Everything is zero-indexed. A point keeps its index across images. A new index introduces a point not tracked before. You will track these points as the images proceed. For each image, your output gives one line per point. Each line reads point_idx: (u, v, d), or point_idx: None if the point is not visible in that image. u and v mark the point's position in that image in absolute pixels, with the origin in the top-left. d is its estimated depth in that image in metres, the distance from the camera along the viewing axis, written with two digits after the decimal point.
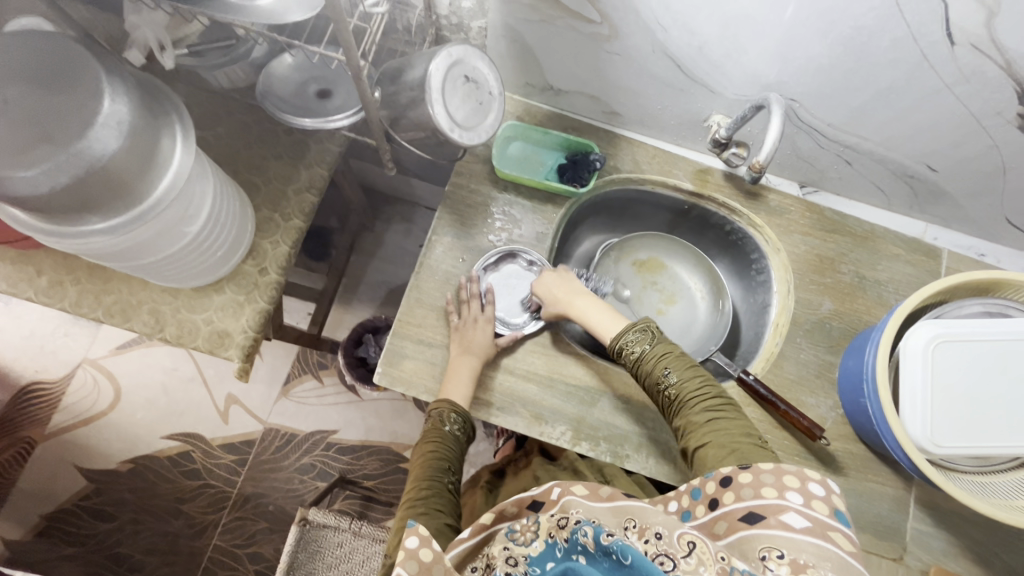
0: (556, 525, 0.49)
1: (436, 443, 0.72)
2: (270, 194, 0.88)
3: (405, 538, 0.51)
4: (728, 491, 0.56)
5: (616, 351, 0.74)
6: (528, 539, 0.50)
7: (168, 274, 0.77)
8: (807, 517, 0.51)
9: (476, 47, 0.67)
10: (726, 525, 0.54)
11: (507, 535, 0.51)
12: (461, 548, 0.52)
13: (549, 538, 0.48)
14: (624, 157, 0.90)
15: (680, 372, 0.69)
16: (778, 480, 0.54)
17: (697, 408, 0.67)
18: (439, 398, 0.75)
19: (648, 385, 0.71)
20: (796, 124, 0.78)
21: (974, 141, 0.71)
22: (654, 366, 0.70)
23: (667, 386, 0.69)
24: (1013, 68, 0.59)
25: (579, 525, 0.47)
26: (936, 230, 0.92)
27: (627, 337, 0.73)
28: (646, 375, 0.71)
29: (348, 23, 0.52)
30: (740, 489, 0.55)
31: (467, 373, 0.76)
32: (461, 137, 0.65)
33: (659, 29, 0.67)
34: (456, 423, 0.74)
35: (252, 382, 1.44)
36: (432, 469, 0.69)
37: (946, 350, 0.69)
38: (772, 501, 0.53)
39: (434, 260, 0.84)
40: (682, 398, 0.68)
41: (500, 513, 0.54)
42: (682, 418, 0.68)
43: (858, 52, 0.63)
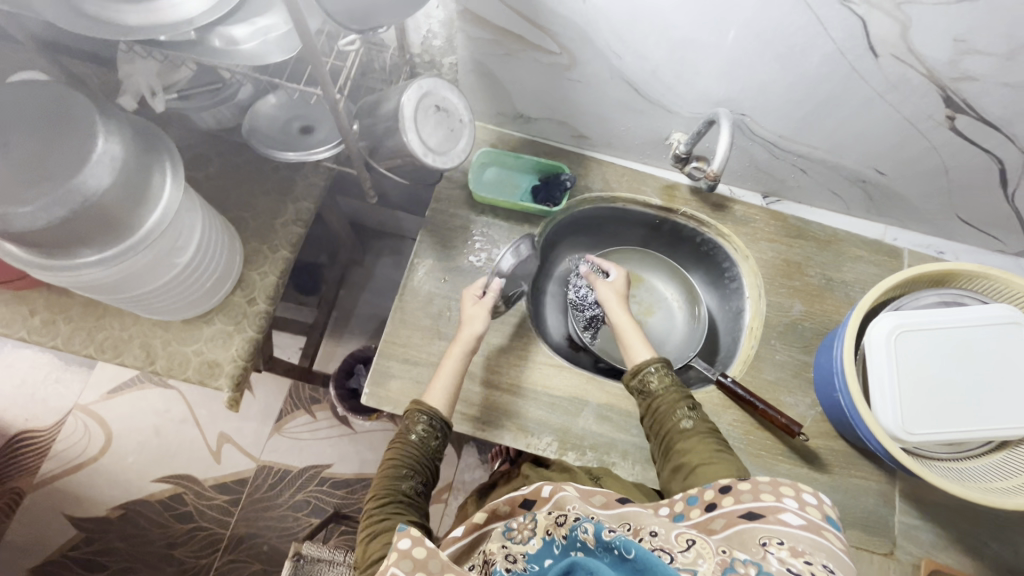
0: (554, 523, 0.54)
1: (401, 444, 0.71)
2: (259, 228, 0.92)
3: (397, 540, 0.53)
4: (727, 496, 0.58)
5: (635, 375, 0.77)
6: (526, 536, 0.55)
7: (157, 306, 0.79)
8: (803, 517, 0.53)
9: (445, 80, 0.73)
10: (723, 522, 0.56)
11: (506, 534, 0.57)
12: (453, 546, 0.63)
13: (547, 535, 0.53)
14: (595, 177, 0.95)
15: (697, 413, 0.72)
16: (775, 486, 0.56)
17: (709, 441, 0.68)
18: (415, 402, 0.74)
19: (663, 414, 0.72)
20: (749, 137, 0.84)
21: (914, 144, 0.76)
22: (675, 400, 0.73)
23: (684, 420, 0.71)
24: (934, 74, 0.64)
25: (579, 523, 0.50)
26: (895, 231, 0.97)
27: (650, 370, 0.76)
28: (665, 405, 0.73)
29: (323, 64, 0.57)
30: (739, 494, 0.57)
31: (453, 377, 0.77)
32: (435, 161, 0.70)
33: (614, 57, 0.73)
34: (421, 422, 0.72)
35: (244, 419, 1.44)
36: (393, 470, 0.69)
37: (908, 339, 0.73)
38: (767, 504, 0.55)
39: (417, 282, 0.88)
40: (694, 430, 0.70)
41: (492, 513, 0.64)
42: (689, 447, 0.68)
43: (794, 67, 0.68)
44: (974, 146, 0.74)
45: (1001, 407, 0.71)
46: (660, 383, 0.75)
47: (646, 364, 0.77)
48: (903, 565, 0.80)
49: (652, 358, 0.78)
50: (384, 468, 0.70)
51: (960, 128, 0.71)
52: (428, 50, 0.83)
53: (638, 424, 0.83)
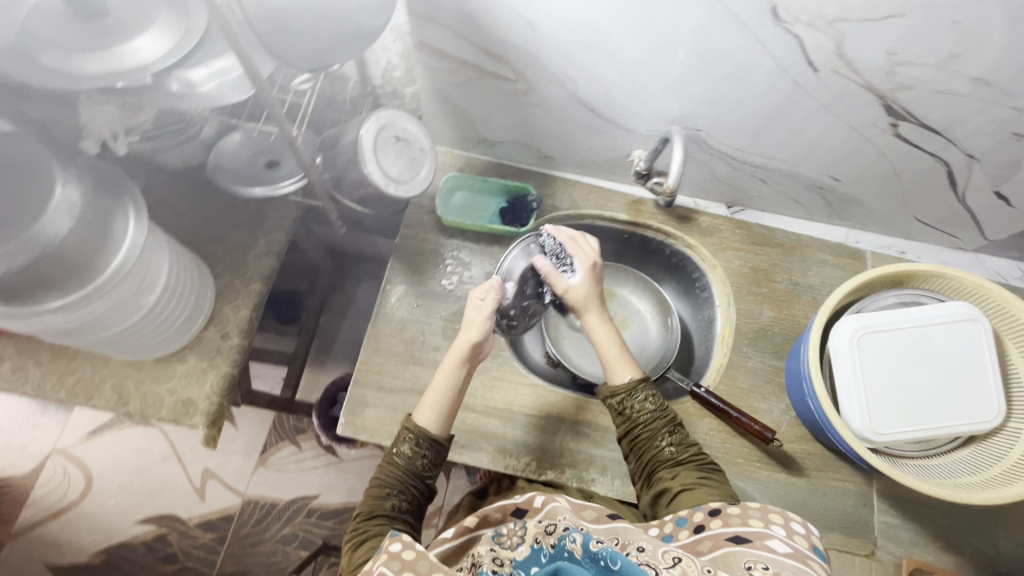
0: (543, 531, 0.56)
1: (389, 461, 0.72)
2: (231, 262, 0.91)
3: (389, 544, 0.55)
4: (716, 518, 0.59)
5: (615, 397, 0.76)
6: (514, 543, 0.56)
7: (129, 347, 0.80)
8: (790, 545, 0.53)
9: (405, 111, 0.75)
10: (710, 544, 0.56)
11: (495, 538, 0.58)
12: (442, 546, 0.64)
13: (535, 543, 0.54)
14: (562, 196, 0.97)
15: (677, 438, 0.74)
16: (764, 513, 0.57)
17: (692, 468, 0.71)
18: (408, 418, 0.75)
19: (645, 440, 0.74)
20: (707, 150, 0.86)
21: (863, 150, 0.79)
22: (656, 427, 0.74)
23: (664, 447, 0.73)
24: (872, 86, 0.67)
25: (568, 534, 0.51)
26: (857, 233, 1.00)
27: (634, 394, 0.76)
28: (647, 430, 0.74)
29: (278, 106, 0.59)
30: (728, 517, 0.58)
31: (448, 392, 0.75)
32: (397, 190, 0.71)
33: (568, 81, 0.75)
34: (407, 440, 0.73)
35: (228, 454, 1.42)
36: (378, 487, 0.70)
37: (870, 341, 0.74)
38: (754, 530, 0.55)
39: (390, 309, 0.88)
40: (676, 456, 0.72)
41: (484, 518, 0.66)
42: (671, 473, 0.70)
43: (741, 84, 0.71)
44: (919, 151, 0.77)
45: (967, 402, 0.72)
46: (641, 407, 0.75)
47: (625, 387, 0.76)
48: (884, 565, 0.81)
49: (632, 380, 0.77)
50: (371, 485, 0.71)
51: (904, 134, 0.74)
52: (390, 81, 0.85)
53: (615, 439, 0.84)
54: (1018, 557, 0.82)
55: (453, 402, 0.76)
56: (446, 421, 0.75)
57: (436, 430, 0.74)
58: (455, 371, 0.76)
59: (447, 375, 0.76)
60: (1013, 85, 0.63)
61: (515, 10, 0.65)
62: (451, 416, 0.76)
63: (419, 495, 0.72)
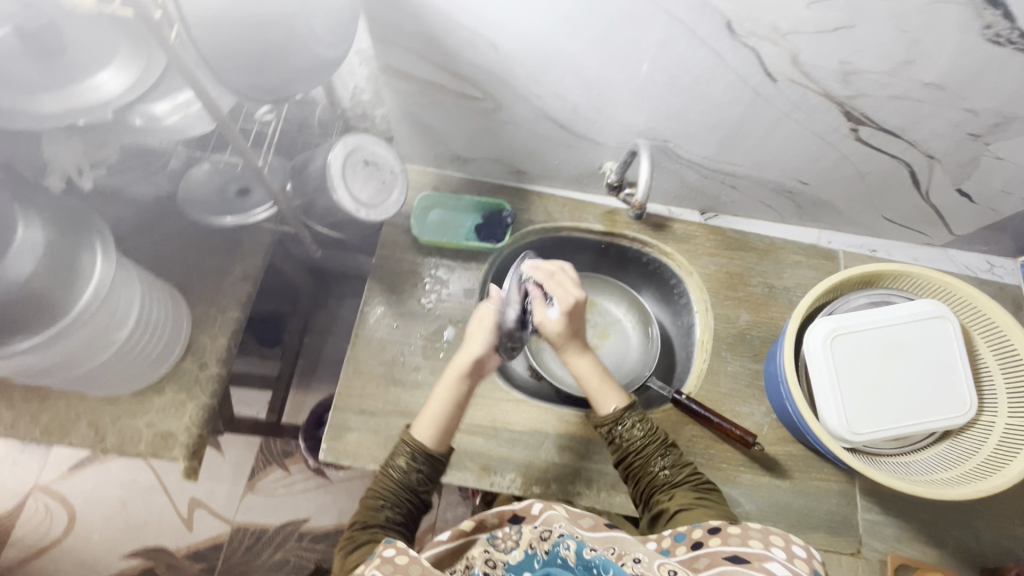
0: (539, 536, 0.56)
1: (384, 473, 0.73)
2: (207, 290, 0.90)
3: (384, 548, 0.54)
4: (715, 536, 0.58)
5: (605, 426, 0.77)
6: (508, 546, 0.56)
7: (103, 382, 0.78)
8: (789, 568, 0.51)
9: (374, 135, 0.75)
10: (707, 562, 0.56)
11: (489, 540, 0.58)
12: (437, 549, 0.58)
13: (529, 548, 0.55)
14: (537, 209, 0.97)
15: (671, 460, 0.75)
16: (765, 535, 0.55)
17: (687, 488, 0.71)
18: (406, 432, 0.76)
19: (639, 466, 0.75)
20: (676, 160, 0.87)
21: (828, 155, 0.81)
22: (650, 452, 0.75)
23: (659, 470, 0.74)
24: (830, 93, 0.68)
25: (561, 540, 0.54)
26: (829, 234, 1.01)
27: (624, 421, 0.77)
28: (640, 456, 0.75)
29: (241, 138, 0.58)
30: (728, 536, 0.57)
31: (448, 406, 0.75)
32: (368, 215, 0.71)
33: (535, 98, 0.76)
34: (403, 454, 0.73)
35: (215, 481, 1.40)
36: (372, 498, 0.70)
37: (843, 343, 0.75)
38: (754, 551, 0.54)
39: (369, 331, 0.88)
40: (672, 479, 0.73)
41: (481, 523, 0.60)
42: (669, 495, 0.71)
43: (703, 96, 0.72)
44: (881, 153, 0.79)
45: (940, 397, 0.74)
46: (630, 434, 0.76)
47: (611, 417, 0.77)
48: (870, 562, 0.82)
49: (617, 410, 0.77)
50: (366, 496, 0.71)
51: (865, 138, 0.76)
52: (358, 104, 0.85)
53: (600, 450, 0.84)
54: (1000, 546, 0.84)
55: (453, 418, 0.75)
56: (444, 436, 0.74)
57: (434, 446, 0.74)
58: (456, 387, 0.76)
59: (448, 389, 0.75)
60: (964, 88, 0.65)
61: (477, 32, 0.66)
62: (449, 432, 0.75)
63: (413, 509, 0.72)
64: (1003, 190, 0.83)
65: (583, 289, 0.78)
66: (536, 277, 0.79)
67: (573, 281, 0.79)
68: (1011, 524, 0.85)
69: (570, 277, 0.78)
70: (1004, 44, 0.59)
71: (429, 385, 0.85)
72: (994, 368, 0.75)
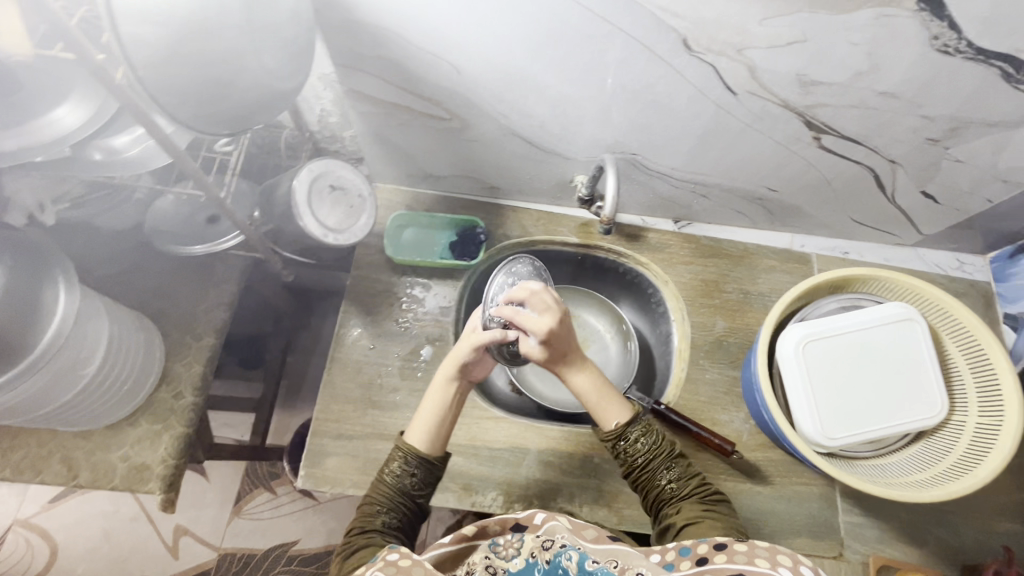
0: (540, 545, 0.58)
1: (379, 479, 0.72)
2: (179, 318, 0.89)
3: (386, 552, 0.54)
4: (721, 552, 0.54)
5: (609, 442, 0.74)
6: (509, 554, 0.59)
7: (72, 419, 0.77)
8: None
9: (341, 159, 0.75)
10: None
11: (489, 546, 0.59)
12: (438, 551, 0.60)
13: (531, 557, 0.58)
14: (511, 224, 0.98)
15: (678, 472, 0.73)
16: (772, 554, 0.52)
17: (694, 501, 0.70)
18: (402, 436, 0.74)
19: (646, 480, 0.73)
20: (646, 172, 0.88)
21: (793, 162, 0.82)
22: (656, 464, 0.72)
23: (665, 482, 0.72)
24: (789, 104, 0.69)
25: (563, 550, 0.56)
26: (801, 238, 1.02)
27: (630, 436, 0.73)
28: (644, 471, 0.72)
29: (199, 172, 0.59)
30: (734, 554, 0.53)
31: (438, 410, 0.74)
32: (336, 240, 0.72)
33: (501, 116, 0.76)
34: (396, 459, 0.72)
35: (201, 507, 1.38)
36: (368, 505, 0.70)
37: (814, 349, 0.76)
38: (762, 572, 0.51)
39: (345, 353, 0.87)
40: (679, 491, 0.71)
41: (483, 528, 0.61)
42: (677, 509, 0.69)
43: (666, 110, 0.73)
44: (845, 159, 0.80)
45: (912, 399, 0.75)
46: (636, 448, 0.73)
47: (612, 435, 0.73)
48: (853, 564, 0.82)
49: (619, 427, 0.73)
50: (363, 502, 0.71)
51: (828, 145, 0.77)
52: (326, 126, 0.85)
53: (581, 465, 0.84)
54: (980, 543, 0.85)
55: (446, 421, 0.74)
56: (437, 440, 0.73)
57: (428, 449, 0.73)
58: (445, 391, 0.75)
59: (438, 393, 0.74)
60: (919, 95, 0.66)
61: (437, 55, 0.66)
62: (443, 435, 0.74)
63: (410, 513, 0.71)
64: (966, 190, 0.84)
65: (555, 313, 0.69)
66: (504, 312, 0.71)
67: (544, 306, 0.70)
68: (990, 520, 0.86)
69: (538, 304, 0.69)
70: (953, 54, 0.60)
71: (407, 406, 0.85)
72: (963, 367, 0.76)
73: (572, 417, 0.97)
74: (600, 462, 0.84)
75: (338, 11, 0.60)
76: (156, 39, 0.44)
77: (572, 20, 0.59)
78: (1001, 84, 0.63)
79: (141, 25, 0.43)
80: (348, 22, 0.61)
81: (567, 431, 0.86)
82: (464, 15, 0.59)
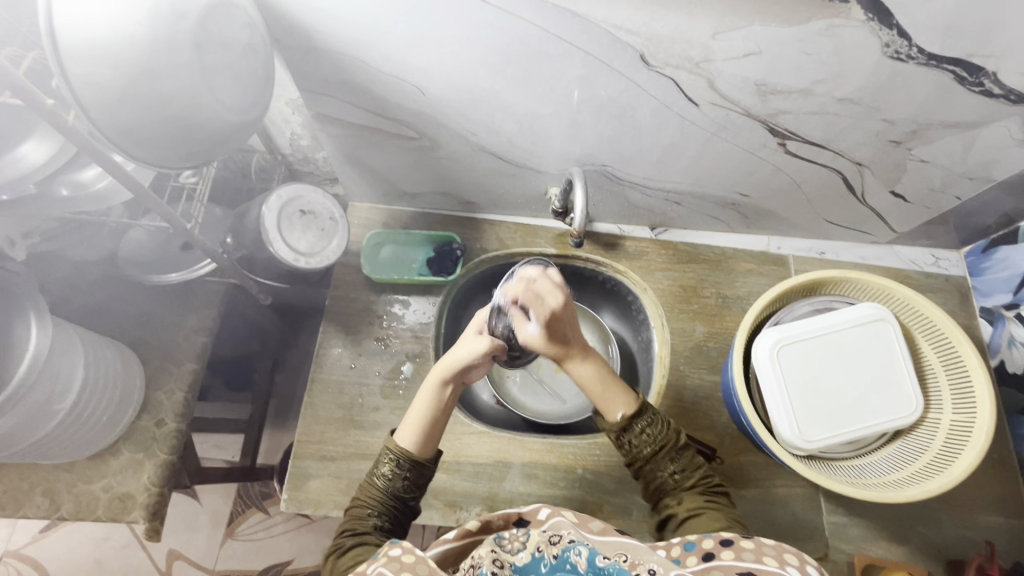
0: (546, 540, 0.54)
1: (369, 482, 0.70)
2: (159, 344, 0.88)
3: (389, 548, 0.52)
4: (728, 548, 0.52)
5: (613, 432, 0.71)
6: (515, 547, 0.54)
7: (51, 453, 0.76)
8: None
9: (313, 185, 0.81)
10: None
11: (495, 540, 0.55)
12: (442, 547, 0.56)
13: (536, 551, 0.53)
14: (488, 238, 0.98)
15: (681, 462, 0.70)
16: (780, 552, 0.49)
17: (697, 493, 0.68)
18: (392, 435, 0.72)
19: (648, 470, 0.70)
20: (617, 181, 0.88)
21: (762, 168, 0.82)
22: (659, 457, 0.70)
23: (667, 474, 0.69)
24: (751, 112, 0.70)
25: (571, 546, 0.53)
26: (778, 240, 1.03)
27: (633, 428, 0.70)
28: (649, 462, 0.70)
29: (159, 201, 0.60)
30: (741, 551, 0.51)
31: (429, 411, 0.71)
32: (308, 263, 0.78)
33: (470, 134, 0.77)
34: (386, 461, 0.69)
35: (193, 531, 1.37)
36: (359, 507, 0.68)
37: (789, 352, 0.76)
38: (769, 571, 0.48)
39: (327, 373, 0.88)
40: (681, 483, 0.69)
41: (486, 523, 0.58)
42: (675, 500, 0.68)
43: (632, 122, 0.73)
44: (813, 163, 0.81)
45: (886, 400, 0.75)
46: (641, 440, 0.70)
47: (617, 427, 0.71)
48: (838, 564, 0.83)
49: (624, 419, 0.71)
50: (352, 505, 0.69)
51: (793, 150, 0.77)
52: (298, 148, 0.88)
53: (565, 477, 0.84)
54: (964, 538, 0.85)
55: (438, 424, 0.71)
56: (427, 442, 0.71)
57: (418, 452, 0.70)
58: (439, 391, 0.73)
59: (428, 395, 0.72)
60: (877, 100, 0.67)
61: (400, 78, 0.66)
62: (434, 436, 0.71)
63: (401, 516, 0.69)
64: (935, 189, 0.85)
65: (557, 297, 0.70)
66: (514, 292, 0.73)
67: (548, 289, 0.71)
68: (973, 515, 0.86)
69: (543, 285, 0.71)
70: (907, 60, 0.61)
71: (389, 424, 0.85)
72: (937, 366, 0.77)
73: (554, 427, 0.96)
74: (585, 473, 0.84)
75: (297, 39, 0.60)
76: (105, 80, 0.46)
77: (530, 40, 0.60)
78: (956, 87, 0.64)
79: (90, 67, 0.45)
80: (309, 49, 0.62)
81: (551, 443, 0.86)
82: (423, 38, 0.60)
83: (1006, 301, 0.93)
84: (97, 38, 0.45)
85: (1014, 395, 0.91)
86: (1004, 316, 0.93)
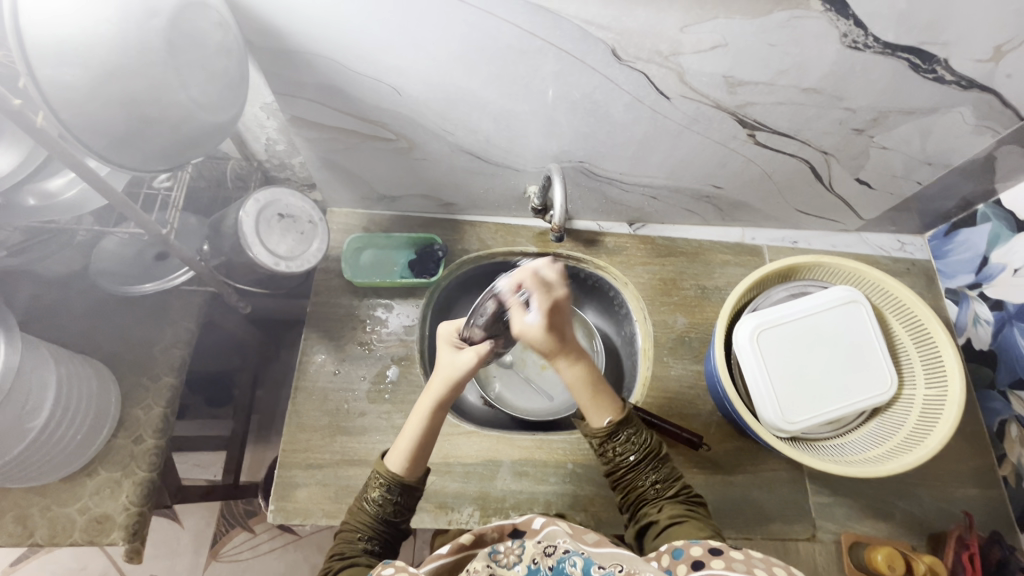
0: (541, 552, 0.53)
1: (359, 506, 0.68)
2: (136, 359, 0.86)
3: (381, 569, 0.50)
4: (717, 557, 0.49)
5: (597, 440, 0.72)
6: (511, 562, 0.52)
7: (19, 476, 0.72)
8: None
9: (285, 188, 0.82)
10: None
11: (489, 555, 0.53)
12: (436, 562, 0.54)
13: (532, 564, 0.52)
14: (469, 238, 0.98)
15: (660, 472, 0.70)
16: (768, 564, 0.47)
17: (677, 502, 0.67)
18: (381, 459, 0.71)
19: (629, 478, 0.70)
20: (595, 178, 0.90)
21: (733, 159, 0.85)
22: (640, 468, 0.70)
23: (647, 483, 0.69)
24: (720, 104, 0.72)
25: (566, 557, 0.51)
26: (752, 231, 1.06)
27: (615, 441, 0.71)
28: (631, 470, 0.70)
29: (126, 202, 0.59)
30: (731, 560, 0.48)
31: (417, 436, 0.69)
32: (288, 266, 0.79)
33: (447, 134, 0.78)
34: (377, 486, 0.68)
35: (175, 555, 1.32)
36: (349, 532, 0.66)
37: (768, 337, 0.78)
38: None
39: (311, 381, 0.86)
40: (662, 492, 0.68)
41: (481, 536, 0.56)
42: (654, 505, 0.67)
43: (606, 117, 0.75)
44: (782, 153, 0.83)
45: (863, 379, 0.78)
46: (624, 449, 0.70)
47: (603, 432, 0.71)
48: (826, 544, 0.85)
49: (612, 424, 0.71)
50: (341, 531, 0.66)
51: (762, 141, 0.80)
52: (273, 153, 0.88)
53: (556, 472, 0.84)
54: (943, 512, 0.88)
55: (427, 447, 0.70)
56: (416, 465, 0.69)
57: (407, 475, 0.69)
58: (427, 418, 0.69)
59: (419, 420, 0.69)
60: (838, 90, 0.70)
61: (377, 78, 0.67)
62: (423, 459, 0.70)
63: (392, 539, 0.68)
64: (898, 175, 0.89)
65: (565, 286, 0.67)
66: (520, 276, 0.67)
67: (554, 279, 0.67)
68: (950, 488, 0.89)
69: (550, 272, 0.67)
70: (863, 50, 0.63)
71: (376, 429, 0.84)
72: (907, 343, 0.80)
73: (543, 424, 0.97)
74: (575, 468, 0.85)
75: (272, 41, 0.60)
76: (75, 81, 0.46)
77: (505, 37, 0.61)
78: (911, 75, 0.67)
79: (60, 69, 0.45)
80: (282, 51, 0.62)
81: (540, 440, 0.86)
82: (397, 37, 0.60)
83: (969, 281, 0.96)
84: (69, 35, 0.45)
85: (982, 370, 0.95)
86: (969, 296, 0.97)
